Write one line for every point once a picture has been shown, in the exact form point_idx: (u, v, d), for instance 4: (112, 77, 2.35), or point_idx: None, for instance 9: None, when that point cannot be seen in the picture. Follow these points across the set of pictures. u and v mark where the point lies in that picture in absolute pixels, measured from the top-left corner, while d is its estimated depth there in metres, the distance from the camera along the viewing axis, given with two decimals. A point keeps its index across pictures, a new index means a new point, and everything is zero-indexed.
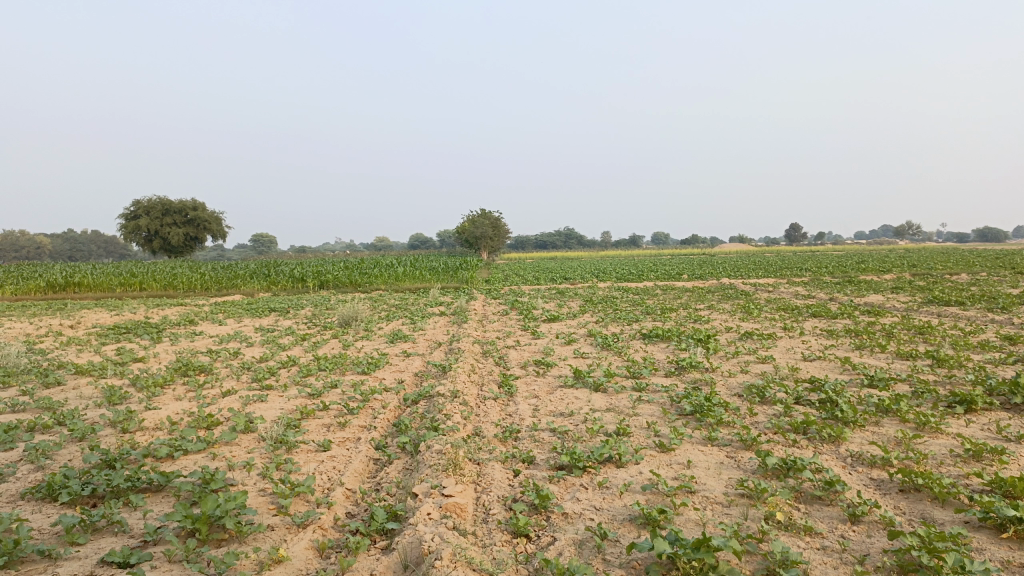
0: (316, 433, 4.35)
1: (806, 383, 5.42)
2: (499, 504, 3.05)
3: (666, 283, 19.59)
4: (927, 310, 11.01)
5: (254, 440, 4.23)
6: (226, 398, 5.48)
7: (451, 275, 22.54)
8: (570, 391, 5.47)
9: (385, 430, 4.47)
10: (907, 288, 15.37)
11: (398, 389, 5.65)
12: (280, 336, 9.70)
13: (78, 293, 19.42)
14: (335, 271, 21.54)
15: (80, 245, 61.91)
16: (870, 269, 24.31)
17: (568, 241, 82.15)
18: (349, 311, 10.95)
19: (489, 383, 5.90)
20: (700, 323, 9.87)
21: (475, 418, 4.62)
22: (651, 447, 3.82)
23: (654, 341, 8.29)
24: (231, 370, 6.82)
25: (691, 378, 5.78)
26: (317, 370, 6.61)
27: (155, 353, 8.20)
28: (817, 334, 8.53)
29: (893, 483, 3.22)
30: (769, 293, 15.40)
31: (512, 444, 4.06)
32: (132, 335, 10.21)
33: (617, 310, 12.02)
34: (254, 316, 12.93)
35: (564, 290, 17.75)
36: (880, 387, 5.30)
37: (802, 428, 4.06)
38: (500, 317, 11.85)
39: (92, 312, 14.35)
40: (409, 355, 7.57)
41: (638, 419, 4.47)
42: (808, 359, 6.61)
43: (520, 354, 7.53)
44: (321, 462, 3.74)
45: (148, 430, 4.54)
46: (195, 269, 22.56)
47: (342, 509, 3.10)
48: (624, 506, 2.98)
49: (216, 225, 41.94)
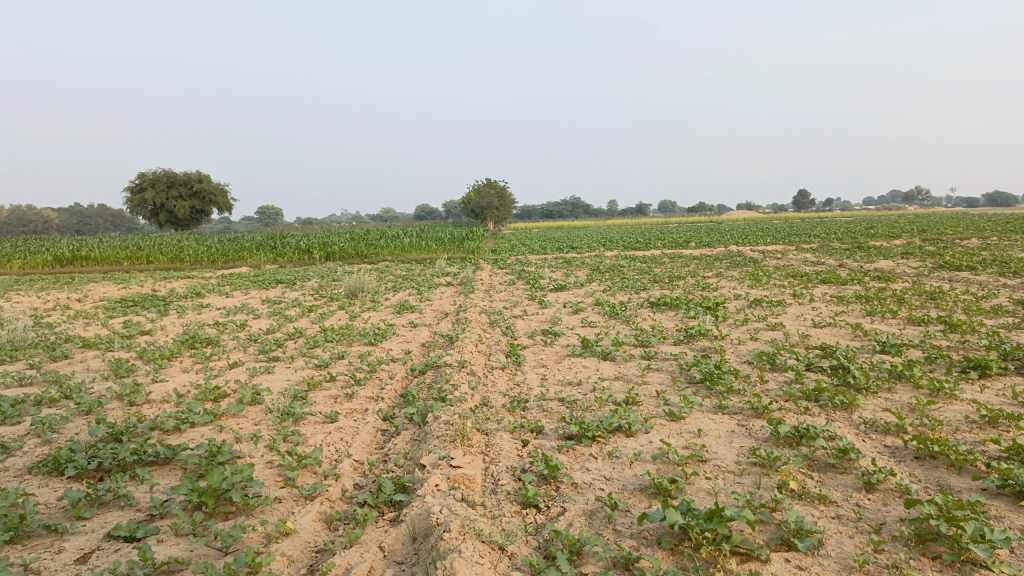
0: (323, 405, 4.33)
1: (817, 350, 5.36)
2: (507, 475, 3.02)
3: (673, 251, 19.47)
4: (938, 275, 10.90)
5: (261, 411, 4.21)
6: (233, 370, 5.46)
7: (457, 245, 22.46)
8: (578, 360, 5.43)
9: (392, 401, 4.44)
10: (917, 253, 15.22)
11: (406, 360, 5.62)
12: (286, 307, 9.69)
13: (86, 267, 19.45)
14: (341, 242, 21.49)
15: (87, 219, 61.98)
16: (879, 235, 24.08)
17: (574, 210, 81.77)
18: (356, 282, 10.91)
19: (496, 353, 5.86)
20: (709, 291, 9.80)
21: (482, 388, 4.58)
22: (661, 416, 3.78)
23: (662, 309, 8.23)
24: (237, 342, 6.80)
25: (700, 346, 5.73)
26: (324, 341, 6.58)
27: (162, 325, 8.20)
28: (827, 300, 8.44)
29: (907, 450, 3.17)
30: (778, 260, 15.28)
31: (521, 414, 4.02)
32: (139, 307, 10.21)
33: (625, 279, 11.97)
34: (261, 288, 12.92)
35: (571, 259, 17.67)
36: (892, 354, 5.24)
37: (814, 395, 4.01)
38: (507, 287, 11.80)
39: (99, 285, 14.38)
40: (416, 325, 7.54)
41: (647, 388, 4.43)
42: (818, 325, 6.54)
43: (528, 324, 7.49)
44: (328, 434, 3.71)
45: (155, 403, 4.53)
46: (201, 242, 22.55)
47: (349, 481, 3.07)
48: (634, 475, 2.94)
49: (221, 197, 41.85)
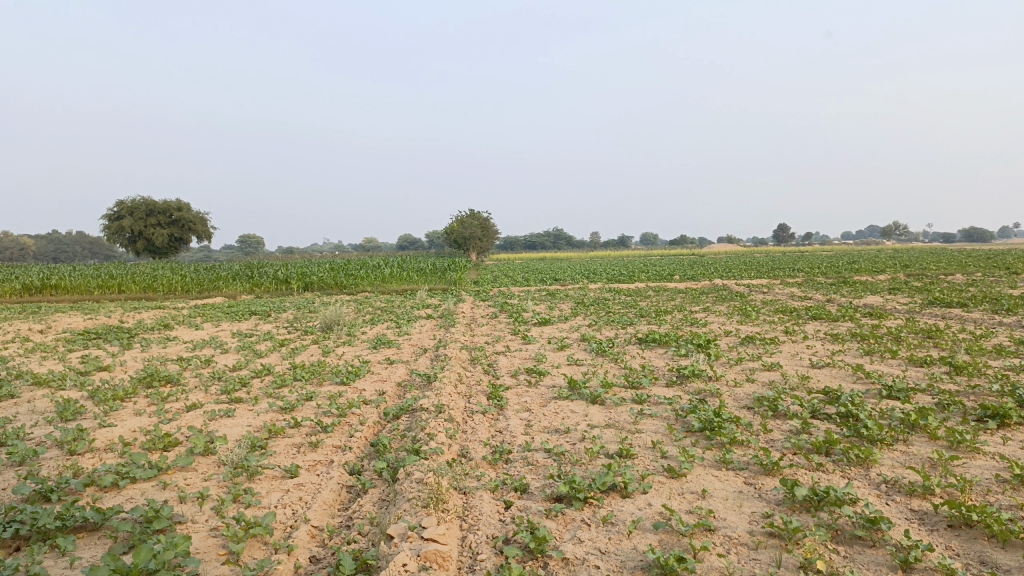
0: (284, 456, 3.91)
1: (820, 394, 5.01)
2: (486, 547, 2.62)
3: (657, 285, 19.22)
4: (930, 312, 10.64)
5: (213, 464, 3.78)
6: (190, 413, 5.00)
7: (438, 277, 22.05)
8: (564, 404, 5.03)
9: (362, 451, 4.03)
10: (904, 289, 15.01)
11: (379, 403, 5.19)
12: (257, 342, 9.21)
13: (55, 296, 18.79)
14: (320, 272, 21.04)
15: (64, 248, 60.94)
16: (863, 269, 23.98)
17: (556, 241, 81.76)
18: (332, 314, 10.46)
19: (477, 394, 5.46)
20: (698, 327, 9.46)
21: (461, 436, 4.18)
22: (659, 472, 3.39)
23: (651, 346, 7.88)
24: (199, 381, 6.33)
25: (695, 389, 5.35)
26: (293, 380, 6.14)
27: (122, 361, 7.70)
28: (821, 338, 8.13)
29: (938, 517, 2.81)
30: (764, 294, 15.03)
31: (503, 468, 3.63)
32: (101, 341, 9.68)
33: (610, 313, 11.64)
34: (234, 320, 12.42)
35: (554, 292, 17.33)
36: (900, 400, 4.90)
37: (825, 448, 3.66)
38: (489, 320, 11.40)
39: (65, 316, 13.80)
40: (393, 362, 7.12)
41: (641, 438, 4.05)
42: (817, 366, 6.20)
43: (511, 361, 7.11)
44: (286, 493, 3.30)
45: (97, 453, 4.07)
46: (176, 271, 21.99)
47: (304, 554, 2.66)
48: (634, 549, 2.56)
49: (201, 225, 41.23)
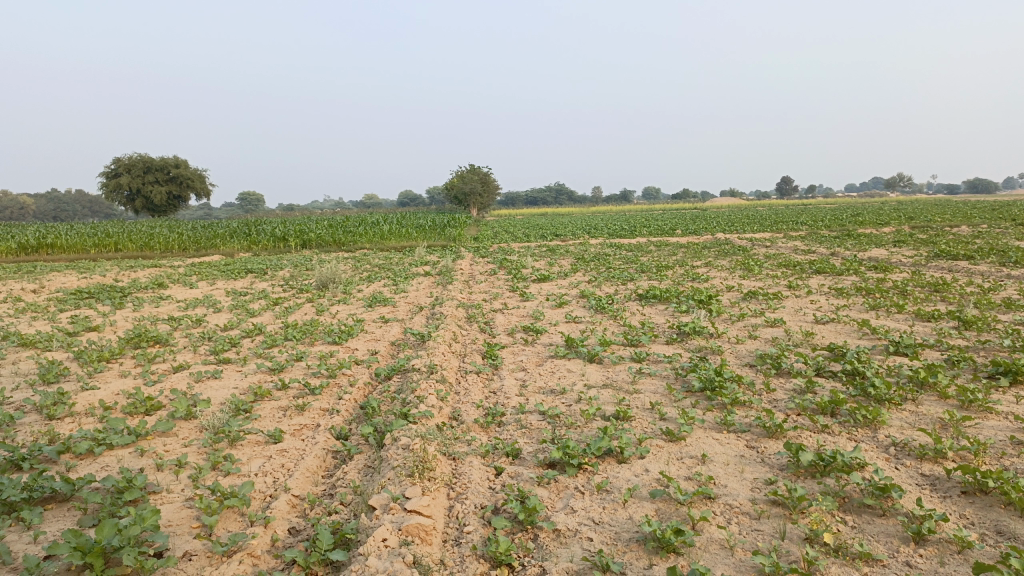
0: (269, 420, 3.77)
1: (825, 351, 4.85)
2: (473, 518, 2.48)
3: (659, 239, 19.00)
4: (936, 265, 10.43)
5: (195, 429, 3.64)
6: (175, 375, 4.86)
7: (437, 233, 21.80)
8: (561, 363, 4.88)
9: (350, 415, 3.89)
10: (909, 241, 14.77)
11: (370, 363, 5.04)
12: (251, 300, 9.05)
13: (51, 255, 18.58)
14: (319, 229, 20.80)
15: (64, 206, 60.66)
16: (868, 221, 23.67)
17: (558, 196, 81.18)
18: (327, 272, 10.28)
19: (471, 354, 5.31)
20: (699, 282, 9.26)
21: (453, 398, 4.04)
22: (657, 435, 3.25)
23: (651, 302, 7.71)
24: (189, 341, 6.18)
25: (695, 347, 5.19)
26: (284, 340, 5.99)
27: (112, 321, 7.55)
28: (826, 292, 7.95)
29: (951, 483, 2.66)
30: (767, 248, 14.81)
31: (495, 432, 3.50)
32: (93, 300, 9.53)
33: (610, 268, 11.45)
34: (229, 279, 12.23)
35: (554, 247, 17.11)
36: (908, 356, 4.74)
37: (831, 409, 3.52)
38: (488, 277, 11.22)
39: (60, 275, 13.63)
40: (387, 321, 6.95)
41: (639, 398, 3.90)
42: (821, 321, 6.03)
43: (507, 319, 6.95)
44: (268, 460, 3.16)
45: (77, 417, 3.94)
46: (173, 229, 21.76)
47: (282, 526, 2.53)
48: (630, 519, 2.42)
49: (199, 182, 40.77)
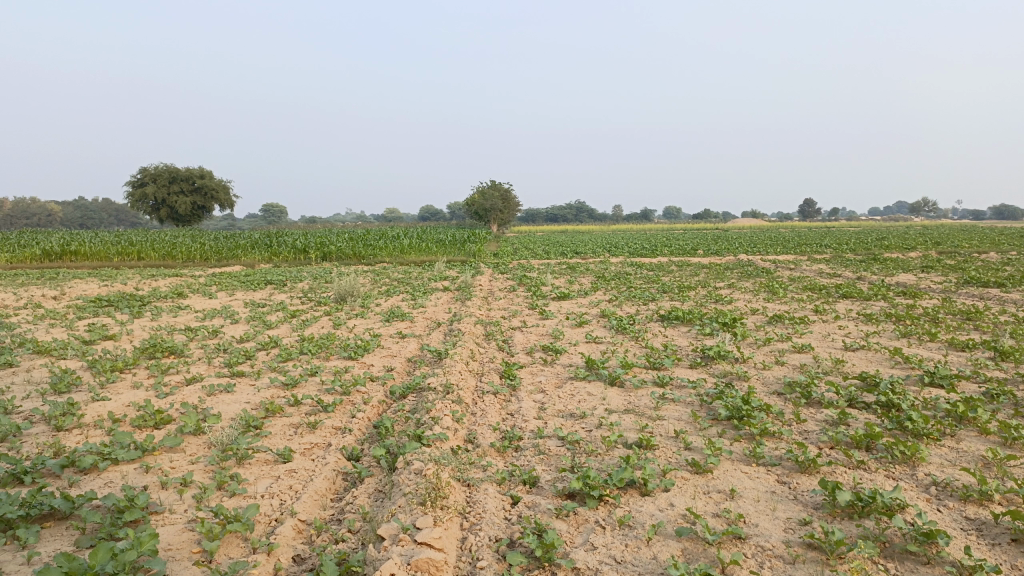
0: (280, 437, 3.66)
1: (856, 380, 4.66)
2: (487, 553, 2.34)
3: (680, 259, 18.78)
4: (967, 292, 10.16)
5: (203, 445, 3.54)
6: (187, 387, 4.78)
7: (457, 248, 21.75)
8: (581, 385, 4.74)
9: (363, 434, 3.77)
10: (938, 267, 14.46)
11: (385, 380, 4.93)
12: (268, 312, 8.98)
13: (75, 262, 18.71)
14: (339, 242, 20.81)
15: (90, 214, 61.50)
16: (894, 246, 23.31)
17: (578, 214, 81.08)
18: (346, 285, 10.20)
19: (489, 373, 5.18)
20: (723, 305, 9.08)
21: (469, 420, 3.91)
22: (682, 466, 3.10)
23: (674, 323, 7.54)
24: (204, 352, 6.10)
25: (720, 372, 5.03)
26: (299, 354, 5.89)
27: (129, 330, 7.51)
28: (854, 317, 7.74)
29: (1000, 529, 2.48)
30: (791, 271, 14.57)
31: (512, 458, 3.36)
32: (112, 308, 9.52)
33: (631, 288, 11.28)
34: (248, 290, 12.20)
35: (575, 265, 16.96)
36: (944, 388, 4.54)
37: (866, 443, 3.35)
38: (507, 294, 11.10)
39: (82, 282, 13.68)
40: (404, 337, 6.85)
41: (663, 426, 3.75)
42: (850, 349, 5.83)
43: (526, 338, 6.82)
44: (275, 480, 3.05)
45: (85, 429, 3.85)
46: (195, 239, 21.87)
47: (287, 554, 2.40)
48: (655, 559, 2.27)
49: (223, 193, 41.13)
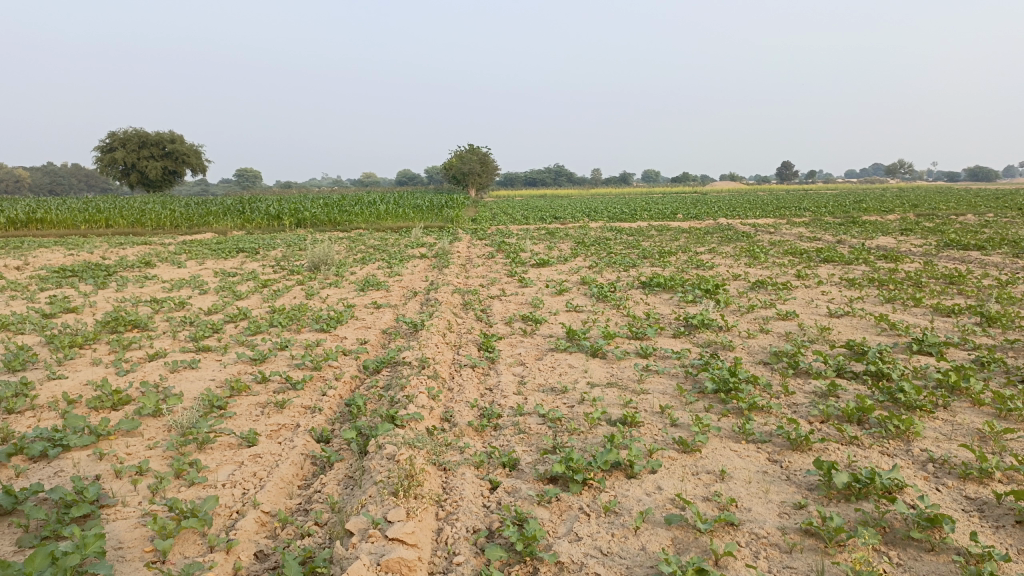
0: (245, 418, 3.46)
1: (843, 349, 4.54)
2: (464, 547, 2.18)
3: (660, 223, 18.63)
4: (947, 255, 10.10)
5: (162, 429, 3.33)
6: (149, 364, 4.55)
7: (435, 214, 21.40)
8: (562, 357, 4.58)
9: (333, 413, 3.59)
10: (917, 230, 14.44)
11: (358, 354, 4.73)
12: (239, 282, 8.71)
13: (41, 230, 18.15)
14: (314, 208, 20.41)
15: (59, 180, 60.07)
16: (872, 208, 23.32)
17: (557, 177, 80.60)
18: (319, 253, 9.93)
19: (467, 345, 5.00)
20: (704, 270, 8.94)
21: (446, 397, 3.74)
22: (669, 445, 2.96)
23: (655, 290, 7.40)
24: (169, 326, 5.85)
25: (705, 341, 4.89)
26: (270, 326, 5.66)
27: (92, 302, 7.21)
28: (837, 282, 7.63)
29: (1003, 509, 2.36)
30: (771, 235, 14.47)
31: (491, 437, 3.20)
32: (76, 279, 9.18)
33: (612, 253, 11.11)
34: (219, 258, 11.86)
35: (554, 230, 16.75)
36: (932, 357, 4.43)
37: (858, 417, 3.23)
38: (485, 261, 10.87)
39: (46, 251, 13.25)
40: (379, 307, 6.63)
41: (647, 400, 3.61)
42: (836, 315, 5.72)
43: (505, 306, 6.64)
44: (238, 467, 2.86)
45: (38, 412, 3.62)
46: (166, 206, 21.31)
47: (248, 551, 2.22)
48: (644, 551, 2.12)
49: (195, 158, 40.19)
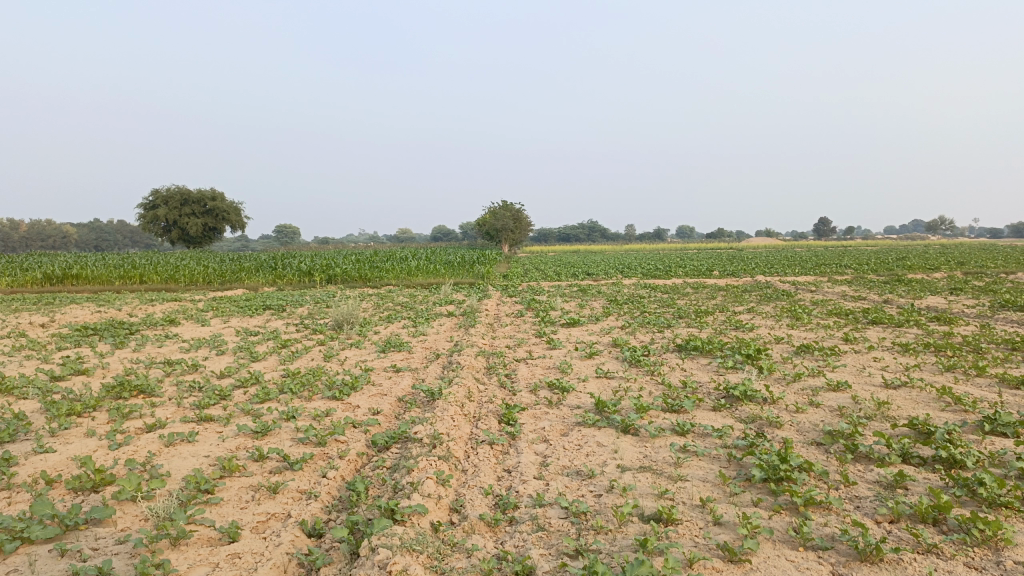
0: (232, 505, 3.10)
1: (906, 429, 4.03)
2: None
3: (696, 280, 18.19)
4: (1004, 317, 9.47)
5: (139, 518, 3.00)
6: (145, 437, 4.22)
7: (466, 270, 21.17)
8: (590, 433, 4.15)
9: (331, 499, 3.21)
10: (967, 288, 13.76)
11: (368, 427, 4.35)
12: (259, 342, 8.43)
13: (76, 285, 18.24)
14: (346, 265, 20.34)
15: (105, 236, 61.75)
16: (916, 265, 22.50)
17: (590, 233, 80.65)
18: (343, 311, 9.65)
19: (487, 417, 4.60)
20: (744, 332, 8.45)
21: (458, 483, 3.34)
22: (710, 552, 2.52)
23: (692, 354, 6.95)
24: (176, 391, 5.54)
25: (748, 416, 4.42)
26: (279, 393, 5.32)
27: (104, 364, 6.96)
28: (889, 348, 7.10)
29: None
30: (813, 294, 13.92)
31: (505, 534, 2.79)
32: (97, 338, 8.99)
33: (646, 313, 10.67)
34: (245, 316, 11.66)
35: (586, 287, 16.34)
36: (1009, 438, 3.89)
37: (934, 517, 2.75)
38: (514, 320, 10.51)
39: (75, 308, 13.19)
40: (398, 372, 6.27)
41: (686, 489, 3.17)
42: (892, 387, 5.20)
43: (532, 372, 6.24)
44: (212, 571, 2.49)
45: (13, 494, 3.31)
46: (200, 261, 21.43)
47: None
48: None
49: (234, 215, 40.83)
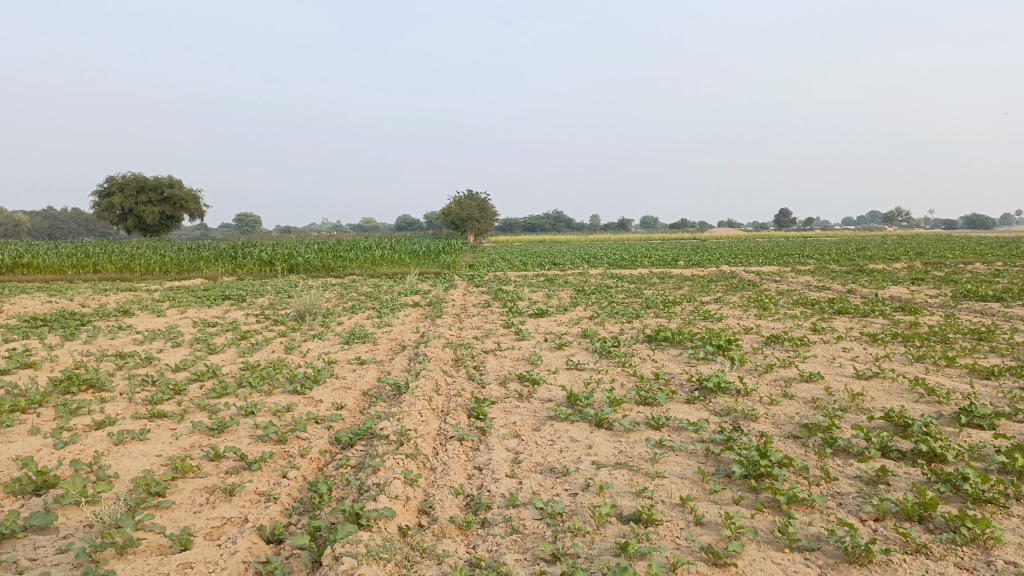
0: (184, 509, 2.89)
1: (882, 422, 3.97)
2: None
3: (662, 271, 18.21)
4: (966, 307, 9.57)
5: (83, 524, 2.78)
6: (93, 435, 3.98)
7: (431, 259, 20.93)
8: (562, 428, 4.02)
9: (292, 502, 3.02)
10: (928, 279, 13.94)
11: (331, 422, 4.17)
12: (218, 333, 8.15)
13: (26, 275, 17.59)
14: (308, 254, 19.95)
15: (58, 224, 60.05)
16: (876, 256, 22.86)
17: (555, 223, 80.70)
18: (306, 301, 9.39)
19: (455, 412, 4.44)
20: (713, 323, 8.40)
21: (426, 482, 3.18)
22: (695, 555, 2.40)
23: (662, 345, 6.87)
24: (129, 385, 5.28)
25: (723, 409, 4.33)
26: (238, 387, 5.09)
27: (52, 356, 6.64)
28: (857, 338, 7.09)
29: None
30: (777, 284, 14.00)
31: (477, 538, 2.64)
32: (45, 329, 8.61)
33: (613, 303, 10.60)
34: (203, 307, 11.32)
35: (553, 277, 16.23)
36: (985, 430, 3.85)
37: (920, 514, 2.67)
38: (481, 311, 10.34)
39: (24, 298, 12.68)
40: (363, 364, 6.08)
41: (664, 487, 3.05)
42: (864, 377, 5.16)
43: (501, 363, 6.09)
44: None
45: None
46: (157, 250, 20.81)
47: None
48: None
49: (193, 202, 39.88)
